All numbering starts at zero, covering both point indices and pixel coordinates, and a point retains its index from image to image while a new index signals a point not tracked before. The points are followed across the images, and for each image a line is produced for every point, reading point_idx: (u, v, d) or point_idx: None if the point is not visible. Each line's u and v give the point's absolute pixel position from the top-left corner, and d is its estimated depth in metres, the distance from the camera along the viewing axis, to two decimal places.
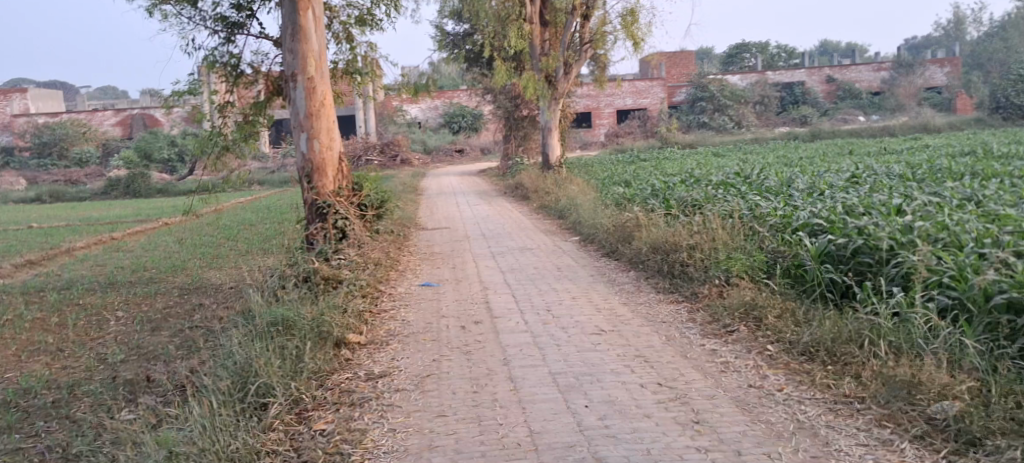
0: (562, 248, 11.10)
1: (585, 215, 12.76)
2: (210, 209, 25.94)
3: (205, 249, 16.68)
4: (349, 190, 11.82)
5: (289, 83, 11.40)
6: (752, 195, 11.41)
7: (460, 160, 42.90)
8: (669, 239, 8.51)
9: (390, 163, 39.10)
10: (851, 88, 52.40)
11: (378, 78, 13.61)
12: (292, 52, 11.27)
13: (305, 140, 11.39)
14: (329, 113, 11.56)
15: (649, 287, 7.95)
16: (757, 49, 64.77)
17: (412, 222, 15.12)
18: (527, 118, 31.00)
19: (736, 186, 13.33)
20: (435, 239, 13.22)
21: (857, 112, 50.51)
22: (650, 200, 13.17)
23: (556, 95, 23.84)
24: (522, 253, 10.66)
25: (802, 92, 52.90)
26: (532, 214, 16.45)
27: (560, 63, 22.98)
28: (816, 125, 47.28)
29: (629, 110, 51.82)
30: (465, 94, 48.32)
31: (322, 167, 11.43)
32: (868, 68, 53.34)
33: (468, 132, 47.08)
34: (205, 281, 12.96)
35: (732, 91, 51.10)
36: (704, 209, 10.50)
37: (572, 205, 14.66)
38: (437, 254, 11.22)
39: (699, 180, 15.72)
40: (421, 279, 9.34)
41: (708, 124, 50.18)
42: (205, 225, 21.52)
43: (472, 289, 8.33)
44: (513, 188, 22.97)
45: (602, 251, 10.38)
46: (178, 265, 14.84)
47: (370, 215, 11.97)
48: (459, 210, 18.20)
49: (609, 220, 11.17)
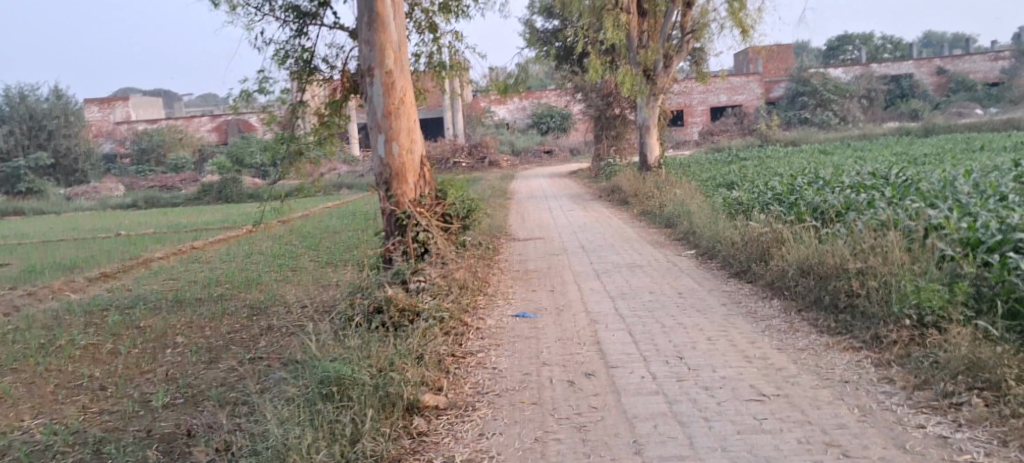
0: (678, 265, 9.38)
1: (700, 225, 11.04)
2: (296, 215, 25.40)
3: (285, 260, 15.78)
4: (432, 197, 10.49)
5: (365, 79, 10.14)
6: (907, 199, 9.45)
7: (548, 162, 41.55)
8: (825, 260, 6.71)
9: (476, 166, 38.02)
10: (965, 79, 48.02)
11: (464, 72, 12.22)
12: (367, 43, 10.01)
13: (383, 144, 10.11)
14: (409, 112, 10.24)
15: (805, 323, 6.21)
16: (861, 40, 60.89)
17: (502, 232, 13.68)
18: (618, 117, 29.24)
19: (882, 189, 11.25)
20: (528, 251, 11.71)
21: (976, 105, 46.28)
22: (775, 207, 11.30)
23: (655, 90, 22.03)
24: (631, 273, 9.02)
25: (912, 84, 49.03)
26: (633, 221, 14.83)
27: (660, 56, 21.13)
28: (932, 120, 43.44)
29: (723, 107, 49.19)
30: (552, 94, 46.83)
31: (401, 173, 10.13)
32: (983, 57, 48.79)
33: (556, 133, 45.60)
34: (278, 298, 11.96)
35: (836, 85, 47.69)
36: (853, 219, 8.66)
37: (681, 212, 12.95)
38: (531, 272, 9.71)
39: (826, 181, 13.64)
40: (515, 307, 7.89)
41: (809, 121, 46.97)
42: (287, 233, 20.80)
43: (577, 324, 6.80)
44: (608, 193, 21.24)
45: (729, 271, 8.63)
46: (252, 279, 13.95)
47: (454, 227, 10.62)
48: (551, 216, 16.76)
49: (736, 230, 9.39)
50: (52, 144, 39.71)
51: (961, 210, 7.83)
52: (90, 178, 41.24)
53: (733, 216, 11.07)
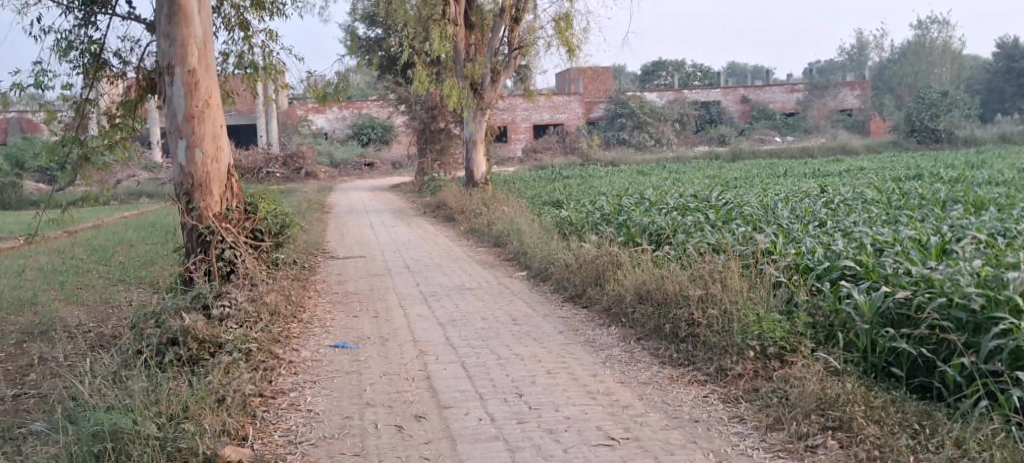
0: (510, 288, 8.97)
1: (530, 245, 10.76)
2: (85, 226, 22.64)
3: (66, 277, 13.75)
4: (241, 211, 9.40)
5: (163, 76, 8.92)
6: (730, 223, 9.69)
7: (372, 174, 40.41)
8: (663, 286, 6.53)
9: (294, 176, 36.14)
10: (766, 108, 52.65)
11: (281, 74, 11.19)
12: (167, 36, 8.81)
13: (184, 150, 8.92)
14: (216, 116, 9.13)
15: (646, 353, 5.95)
16: (673, 68, 65.05)
17: (321, 250, 12.70)
18: (444, 131, 28.80)
19: (704, 212, 11.56)
20: (349, 271, 10.86)
21: (773, 132, 50.67)
22: (604, 229, 11.26)
23: (482, 105, 21.80)
24: (462, 296, 8.48)
25: (718, 111, 52.85)
26: (460, 239, 14.36)
27: (487, 70, 20.93)
28: (735, 145, 46.96)
29: (546, 125, 50.37)
30: (376, 105, 45.68)
31: (205, 182, 8.97)
32: (781, 89, 53.55)
33: (379, 145, 44.45)
34: (54, 322, 10.23)
35: (650, 109, 50.37)
36: (682, 243, 8.69)
37: (510, 231, 12.64)
38: (353, 295, 8.91)
39: (649, 203, 13.92)
40: (335, 335, 7.08)
41: (627, 142, 49.23)
42: (72, 245, 18.33)
43: (403, 356, 6.13)
44: (433, 208, 20.66)
45: (563, 295, 8.34)
46: (21, 300, 11.94)
47: (266, 245, 9.58)
48: (374, 232, 15.93)
49: (569, 252, 9.16)
50: None
51: (783, 236, 8.05)
52: None
53: (563, 237, 10.88)
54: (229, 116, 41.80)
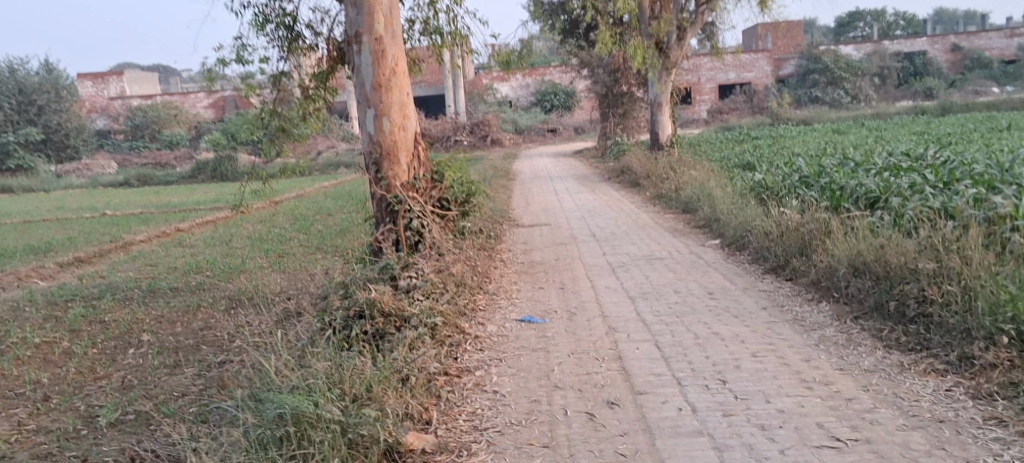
0: (703, 258, 8.37)
1: (724, 211, 10.06)
2: (290, 196, 24.39)
3: (273, 245, 14.76)
4: (428, 180, 9.48)
5: (353, 46, 9.08)
6: (961, 183, 8.45)
7: (552, 140, 40.45)
8: (884, 259, 5.70)
9: (478, 144, 36.95)
10: (981, 57, 46.78)
11: (465, 40, 11.13)
12: (354, 6, 8.93)
13: (373, 119, 9.07)
14: (402, 84, 9.21)
15: (867, 335, 5.20)
16: (872, 17, 59.33)
17: (506, 218, 12.67)
18: (626, 94, 28.04)
19: (923, 171, 10.23)
20: (533, 239, 10.70)
21: (992, 83, 45.09)
22: (806, 195, 10.29)
23: (667, 65, 20.94)
24: (651, 267, 8.01)
25: (925, 62, 47.62)
26: (645, 205, 13.82)
27: (673, 27, 19.95)
28: (947, 98, 42.27)
29: (732, 84, 47.85)
30: (556, 71, 45.50)
31: (393, 152, 9.10)
32: (1000, 34, 47.34)
33: (561, 111, 44.28)
34: (260, 291, 10.96)
35: (847, 62, 46.34)
36: (904, 207, 7.67)
37: (700, 196, 11.94)
38: (537, 265, 8.71)
39: (856, 163, 12.61)
40: (520, 308, 6.90)
41: (820, 99, 45.76)
42: (279, 214, 19.76)
43: (592, 333, 5.82)
44: (615, 175, 20.19)
45: (763, 267, 7.63)
46: (236, 266, 12.95)
47: (452, 213, 9.63)
48: (557, 199, 15.75)
49: (769, 219, 8.38)
50: (43, 120, 38.41)
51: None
52: (83, 155, 40.20)
53: (760, 203, 10.06)
54: (417, 88, 43.37)
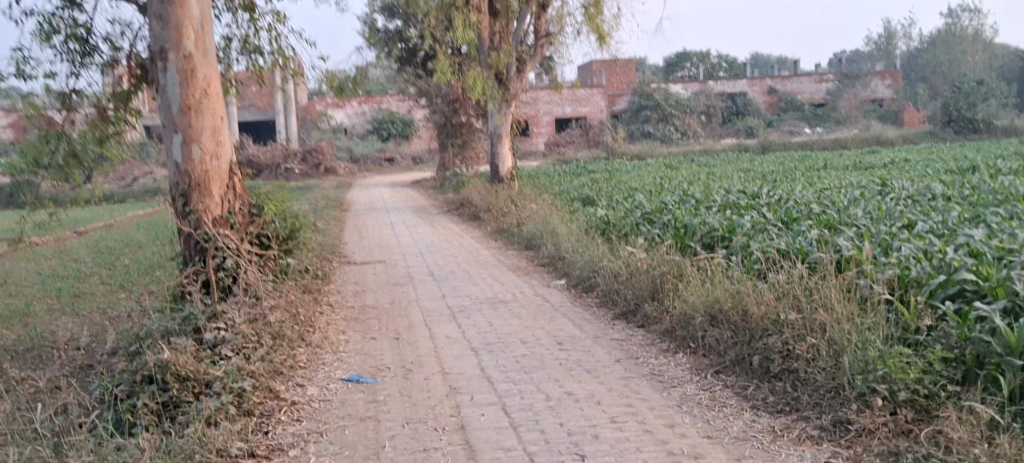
0: (549, 302, 7.85)
1: (570, 250, 9.69)
2: (96, 225, 21.80)
3: (66, 284, 12.78)
4: (245, 214, 8.39)
5: (156, 62, 7.86)
6: (799, 224, 8.55)
7: (392, 169, 39.43)
8: (742, 307, 5.38)
9: (314, 172, 35.22)
10: (793, 100, 51.09)
11: (290, 59, 10.09)
12: (158, 16, 7.74)
13: (180, 146, 7.87)
14: (216, 108, 8.10)
15: (731, 394, 4.83)
16: (699, 58, 63.77)
17: (337, 255, 11.64)
18: (465, 125, 27.67)
19: (760, 211, 10.36)
20: (366, 279, 9.78)
21: (803, 124, 49.17)
22: (650, 235, 10.13)
23: (507, 95, 20.69)
24: (495, 312, 7.38)
25: (745, 103, 51.25)
26: (486, 240, 13.28)
27: (513, 59, 19.81)
28: (764, 137, 45.59)
29: (568, 118, 49.09)
30: (396, 99, 44.66)
31: (203, 182, 7.95)
32: (809, 80, 52.01)
33: (399, 140, 43.40)
34: (42, 338, 9.21)
35: (676, 100, 48.90)
36: (751, 250, 7.57)
37: (544, 232, 11.55)
38: (370, 309, 7.83)
39: (694, 200, 12.74)
40: (348, 363, 6.03)
41: (652, 135, 47.95)
42: (78, 247, 17.43)
43: (431, 396, 5.05)
44: (456, 206, 19.61)
45: (613, 311, 7.21)
46: (12, 310, 10.99)
47: (273, 251, 8.57)
48: (395, 233, 14.87)
49: (617, 259, 8.02)
50: None
51: (868, 238, 6.71)
52: None
53: (605, 242, 9.76)
54: (248, 111, 40.95)
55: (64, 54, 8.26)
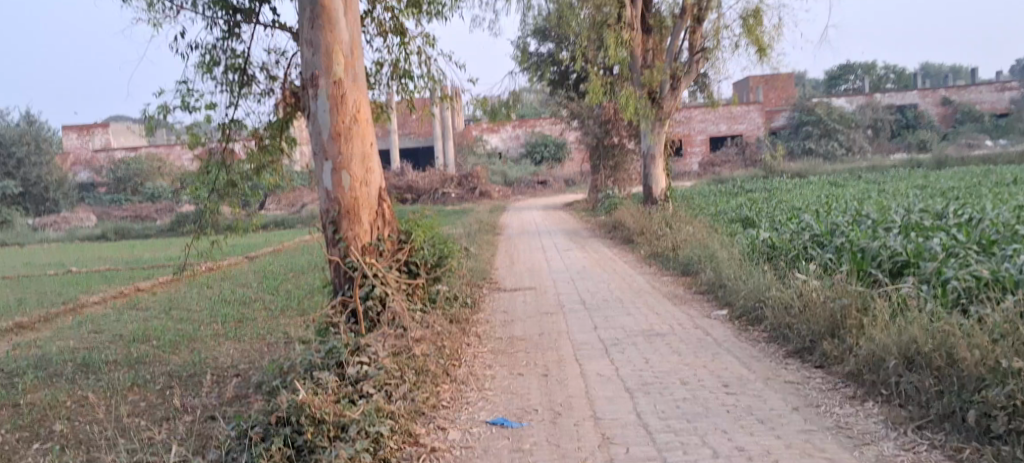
0: (711, 336, 7.18)
1: (732, 277, 8.94)
2: (267, 251, 23.13)
3: (235, 309, 13.45)
4: (393, 241, 8.32)
5: (308, 90, 8.02)
6: (1004, 247, 7.40)
7: (543, 192, 39.49)
8: (946, 350, 4.53)
9: (467, 197, 35.84)
10: (972, 110, 46.48)
11: (438, 84, 10.03)
12: (310, 46, 7.92)
13: (331, 173, 7.95)
14: (365, 133, 8.14)
15: (940, 459, 4.02)
16: (864, 69, 59.71)
17: (487, 282, 11.47)
18: (617, 146, 27.15)
19: (953, 232, 9.15)
20: (515, 306, 9.46)
21: (985, 136, 44.74)
22: (823, 261, 9.19)
23: (660, 115, 19.90)
24: (652, 347, 6.80)
25: (917, 115, 47.31)
26: (640, 265, 12.69)
27: (666, 76, 19.15)
28: (942, 152, 41.79)
29: (723, 137, 47.29)
30: (547, 123, 44.85)
31: (353, 209, 7.97)
32: (993, 87, 47.28)
33: (551, 163, 43.47)
34: (205, 366, 9.70)
35: (840, 114, 45.90)
36: (949, 277, 6.57)
37: (703, 257, 10.83)
38: (518, 341, 7.48)
39: (872, 220, 11.55)
40: (493, 402, 5.69)
41: (814, 152, 45.20)
42: (250, 272, 18.45)
43: (582, 445, 4.57)
44: (608, 230, 19.10)
45: (784, 348, 6.45)
46: (187, 334, 11.64)
47: (421, 279, 8.43)
48: (547, 257, 14.59)
49: (787, 289, 7.23)
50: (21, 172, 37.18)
51: None
52: (61, 207, 38.91)
53: (772, 269, 8.95)
54: (405, 139, 42.48)
55: (224, 85, 8.85)
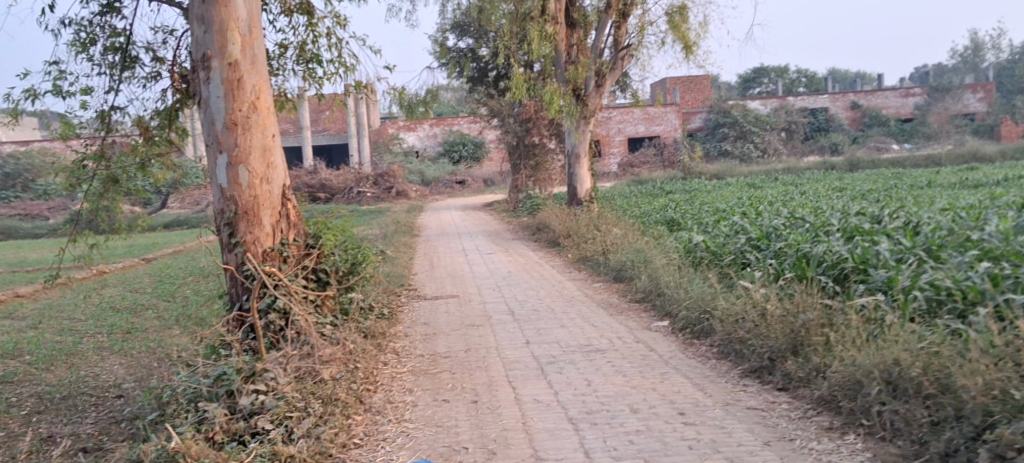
0: (655, 351, 6.53)
1: (672, 284, 8.38)
2: (166, 252, 21.39)
3: (123, 319, 12.05)
4: (300, 246, 7.37)
5: (200, 73, 7.02)
6: (956, 255, 7.07)
7: (462, 192, 38.66)
8: None
9: (385, 195, 34.56)
10: (878, 114, 48.12)
11: (350, 71, 9.06)
12: (202, 22, 6.93)
13: (225, 168, 7.01)
14: (266, 124, 7.22)
15: None
16: (776, 74, 61.30)
17: (405, 289, 10.54)
18: (539, 145, 26.55)
19: (894, 237, 8.82)
20: (437, 317, 8.59)
21: (890, 140, 46.45)
22: (766, 268, 8.71)
23: (585, 113, 19.37)
24: (593, 366, 6.09)
25: (827, 119, 48.75)
26: (568, 269, 12.03)
27: (591, 72, 18.64)
28: (851, 154, 43.12)
29: (641, 137, 47.51)
30: (467, 121, 43.96)
31: (252, 209, 7.03)
32: (895, 93, 49.22)
33: (471, 162, 42.61)
34: (81, 385, 8.41)
35: (755, 117, 46.84)
36: (907, 287, 6.16)
37: (637, 261, 10.25)
38: (441, 358, 6.63)
39: (806, 223, 11.23)
40: (414, 439, 4.84)
41: (730, 154, 45.91)
42: (145, 276, 16.84)
43: None
44: (532, 231, 18.43)
45: (739, 367, 5.86)
46: (64, 347, 10.24)
47: (332, 288, 7.50)
48: (469, 260, 13.78)
49: (738, 302, 6.68)
50: None
51: None
52: None
53: (713, 277, 8.42)
54: (320, 136, 40.83)
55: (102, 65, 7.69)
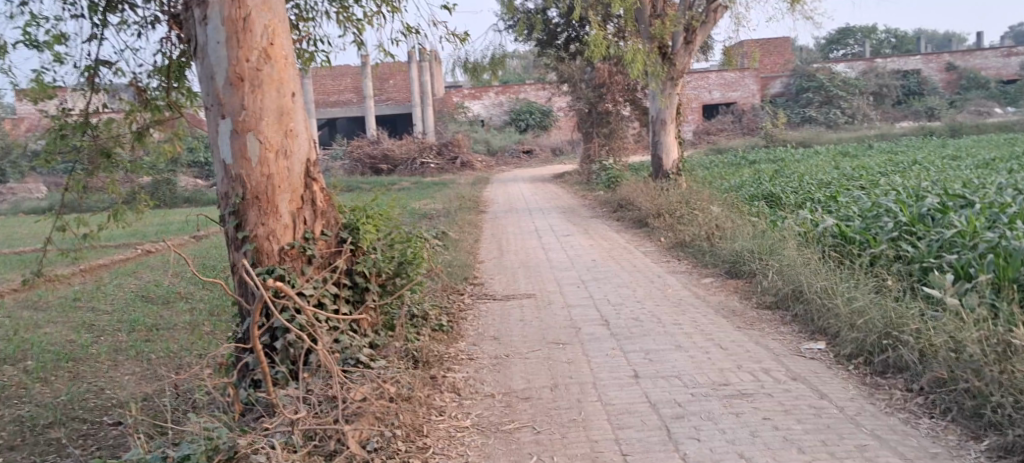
0: (831, 399, 4.47)
1: (818, 288, 6.31)
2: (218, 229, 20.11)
3: (148, 313, 10.59)
4: (329, 243, 5.59)
5: (195, 11, 5.27)
6: None
7: (530, 163, 36.72)
8: None
9: (449, 167, 32.85)
10: (976, 76, 43.96)
11: (396, 10, 7.22)
12: None
13: (229, 138, 5.28)
14: (283, 78, 5.43)
15: None
16: (863, 34, 56.96)
17: (470, 286, 8.67)
18: (613, 113, 24.27)
19: None
20: (508, 329, 6.69)
21: (992, 103, 42.36)
22: (944, 266, 6.50)
23: (672, 73, 17.11)
24: (745, 426, 4.09)
25: (919, 82, 44.82)
26: (661, 258, 10.00)
27: (680, 27, 16.30)
28: (950, 119, 39.37)
29: (717, 104, 44.47)
30: (533, 88, 41.75)
31: (263, 195, 5.30)
32: (996, 53, 44.85)
33: (538, 132, 40.48)
34: (76, 405, 6.94)
35: (843, 80, 43.28)
36: None
37: (758, 252, 8.17)
38: (519, 403, 4.77)
39: (966, 203, 8.84)
40: None
41: (815, 120, 42.38)
42: (191, 257, 15.46)
43: None
44: (611, 208, 16.35)
45: (980, 439, 3.79)
46: (75, 351, 8.82)
47: (371, 295, 5.70)
48: (541, 245, 11.90)
49: (952, 327, 4.60)
50: None
51: None
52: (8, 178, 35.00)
53: (877, 280, 6.30)
54: (383, 106, 39.25)
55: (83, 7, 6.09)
